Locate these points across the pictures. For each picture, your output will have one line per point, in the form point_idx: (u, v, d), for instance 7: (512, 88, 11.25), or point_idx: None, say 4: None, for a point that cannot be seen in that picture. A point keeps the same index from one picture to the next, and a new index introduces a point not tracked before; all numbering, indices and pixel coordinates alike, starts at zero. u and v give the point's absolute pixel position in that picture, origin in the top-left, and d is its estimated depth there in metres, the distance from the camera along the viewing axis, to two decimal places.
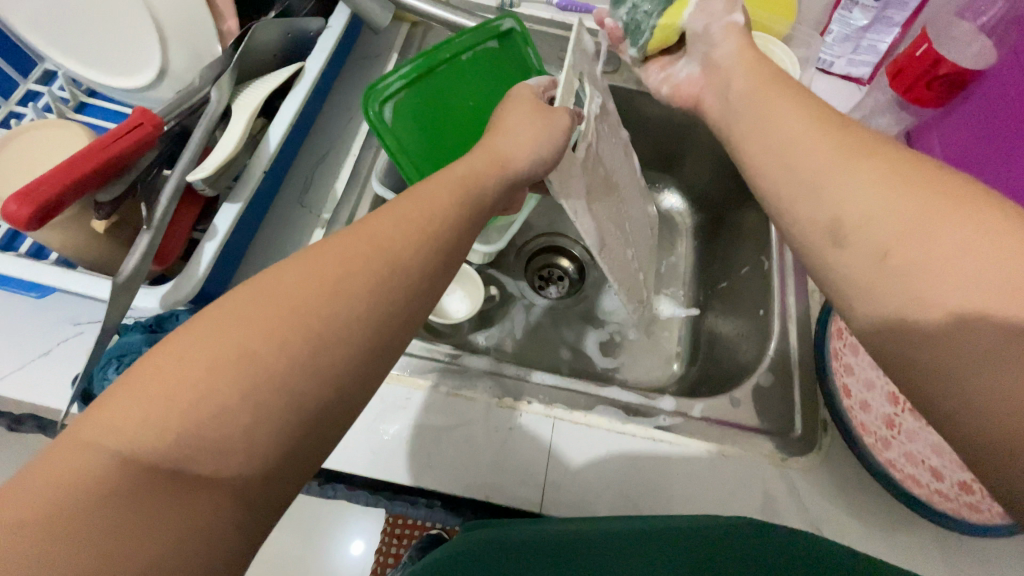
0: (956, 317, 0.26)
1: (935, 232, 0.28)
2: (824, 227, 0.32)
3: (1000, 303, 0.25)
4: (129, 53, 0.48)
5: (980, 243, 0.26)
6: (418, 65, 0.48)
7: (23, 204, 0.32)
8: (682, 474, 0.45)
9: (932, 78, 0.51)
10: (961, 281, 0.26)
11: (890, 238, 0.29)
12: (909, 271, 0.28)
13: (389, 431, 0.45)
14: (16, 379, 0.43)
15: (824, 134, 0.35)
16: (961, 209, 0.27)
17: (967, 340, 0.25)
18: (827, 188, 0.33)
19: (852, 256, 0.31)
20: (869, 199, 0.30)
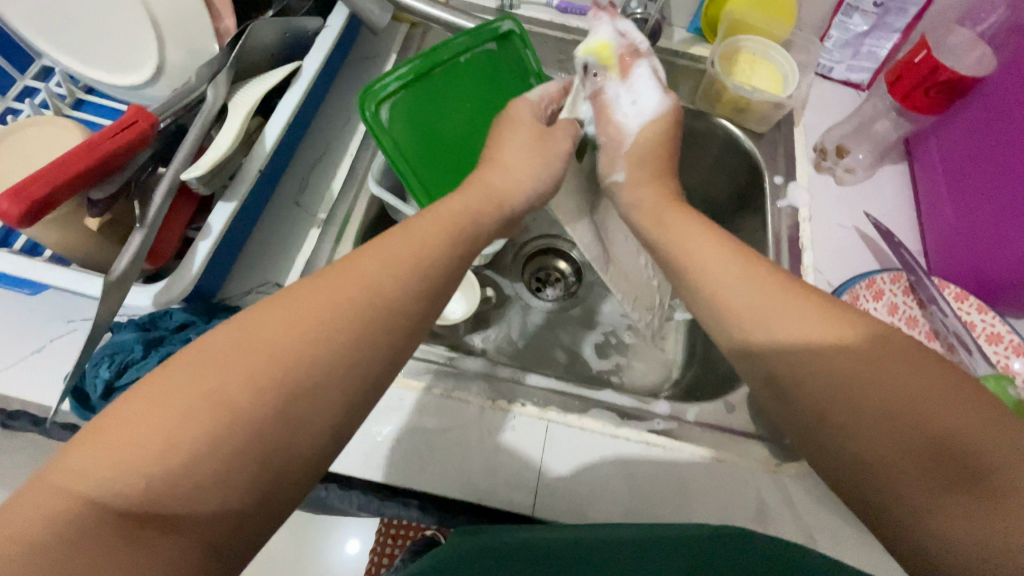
0: (905, 467, 0.28)
1: (856, 369, 0.31)
2: (763, 377, 0.35)
3: (936, 445, 0.28)
4: (125, 51, 0.48)
5: (904, 391, 0.29)
6: (415, 66, 0.48)
7: (13, 202, 0.31)
8: (678, 478, 0.44)
9: (930, 86, 0.51)
10: (900, 431, 0.29)
11: (826, 394, 0.31)
12: (841, 416, 0.31)
13: (382, 431, 0.45)
14: (9, 376, 0.43)
15: (744, 268, 0.38)
16: (878, 358, 0.31)
17: (911, 478, 0.28)
18: (755, 327, 0.35)
19: (790, 399, 0.33)
20: (798, 332, 0.33)
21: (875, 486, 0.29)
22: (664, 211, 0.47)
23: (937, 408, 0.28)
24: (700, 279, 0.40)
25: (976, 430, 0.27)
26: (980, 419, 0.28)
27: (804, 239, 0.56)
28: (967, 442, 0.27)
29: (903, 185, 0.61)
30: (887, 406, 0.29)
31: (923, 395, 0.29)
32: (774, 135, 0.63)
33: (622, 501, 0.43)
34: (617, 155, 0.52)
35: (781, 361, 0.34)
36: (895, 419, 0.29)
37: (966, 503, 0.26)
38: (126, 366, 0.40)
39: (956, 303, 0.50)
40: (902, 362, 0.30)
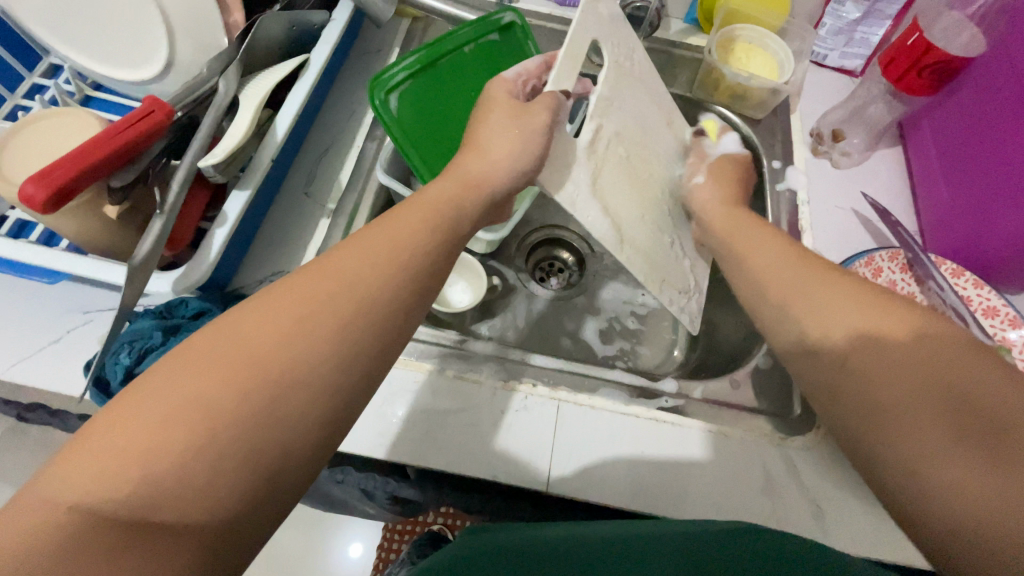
0: (911, 418, 0.31)
1: (885, 335, 0.35)
2: (794, 340, 0.39)
3: (943, 403, 0.31)
4: (134, 46, 0.49)
5: (922, 356, 0.33)
6: (421, 56, 0.49)
7: (40, 187, 0.32)
8: (685, 451, 0.46)
9: (922, 67, 0.52)
10: (912, 388, 0.32)
11: (852, 352, 0.35)
12: (862, 371, 0.34)
13: (396, 413, 0.45)
14: (26, 366, 0.44)
15: (786, 255, 0.43)
16: (908, 328, 0.34)
17: (925, 424, 0.31)
18: (795, 298, 0.40)
19: (823, 361, 0.37)
20: (833, 300, 0.37)
21: (891, 432, 0.32)
22: (731, 209, 0.49)
23: (952, 375, 0.32)
24: (748, 262, 0.44)
25: (994, 389, 0.30)
26: (998, 382, 0.31)
27: (804, 220, 0.57)
28: (985, 401, 0.30)
29: (897, 168, 0.62)
30: (914, 364, 0.33)
31: (943, 362, 0.32)
32: (771, 121, 0.64)
33: (645, 476, 0.44)
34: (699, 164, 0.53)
35: (814, 326, 0.38)
36: (911, 377, 0.32)
37: (978, 449, 0.29)
38: (144, 352, 0.41)
39: (953, 279, 0.52)
40: (929, 337, 0.34)
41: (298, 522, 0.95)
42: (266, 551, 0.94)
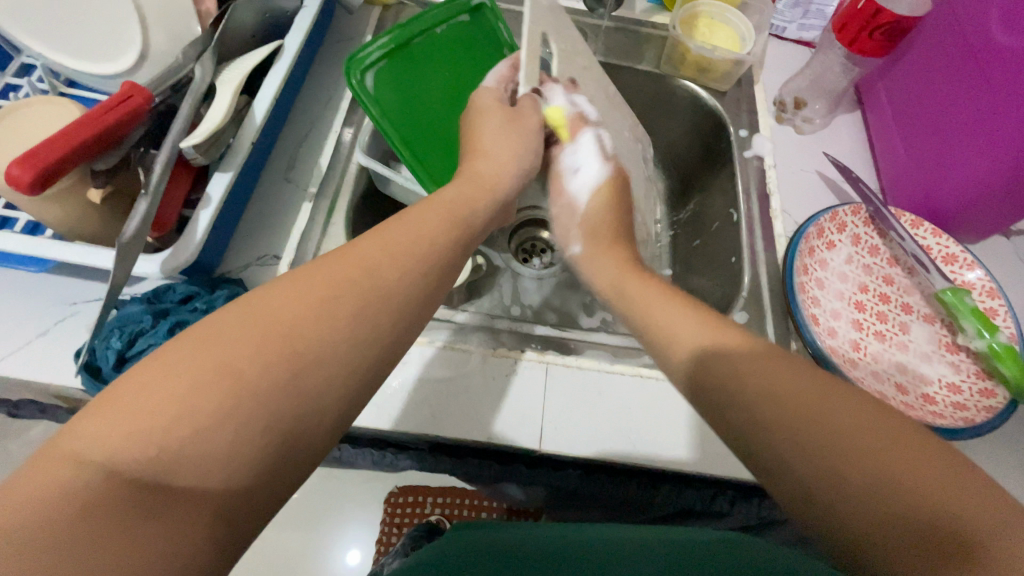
0: (898, 544, 0.25)
1: (835, 428, 0.28)
2: (740, 445, 0.31)
3: (920, 511, 0.25)
4: (107, 39, 0.49)
5: (883, 451, 0.27)
6: (395, 36, 0.50)
7: (24, 168, 0.33)
8: (671, 407, 0.47)
9: (873, 28, 0.55)
10: (885, 500, 0.26)
11: (805, 465, 0.28)
12: (826, 489, 0.27)
13: (392, 383, 0.47)
14: (18, 361, 0.43)
15: (715, 340, 0.35)
16: (848, 414, 0.29)
17: (902, 571, 0.24)
18: (719, 387, 0.33)
19: (778, 482, 0.29)
20: (772, 391, 0.31)
21: (855, 553, 0.26)
22: (629, 276, 0.44)
23: (918, 466, 0.26)
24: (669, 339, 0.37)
25: (958, 499, 0.25)
26: (961, 490, 0.25)
27: (771, 185, 0.59)
28: (954, 519, 0.24)
29: (858, 130, 0.65)
30: (877, 485, 0.26)
31: (897, 455, 0.26)
32: (736, 93, 0.66)
33: (629, 436, 0.46)
34: (571, 224, 0.53)
35: (749, 419, 0.31)
36: (879, 487, 0.26)
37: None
38: (137, 336, 0.41)
39: (913, 230, 0.54)
40: (866, 421, 0.28)
41: (294, 531, 0.94)
42: (262, 559, 0.93)
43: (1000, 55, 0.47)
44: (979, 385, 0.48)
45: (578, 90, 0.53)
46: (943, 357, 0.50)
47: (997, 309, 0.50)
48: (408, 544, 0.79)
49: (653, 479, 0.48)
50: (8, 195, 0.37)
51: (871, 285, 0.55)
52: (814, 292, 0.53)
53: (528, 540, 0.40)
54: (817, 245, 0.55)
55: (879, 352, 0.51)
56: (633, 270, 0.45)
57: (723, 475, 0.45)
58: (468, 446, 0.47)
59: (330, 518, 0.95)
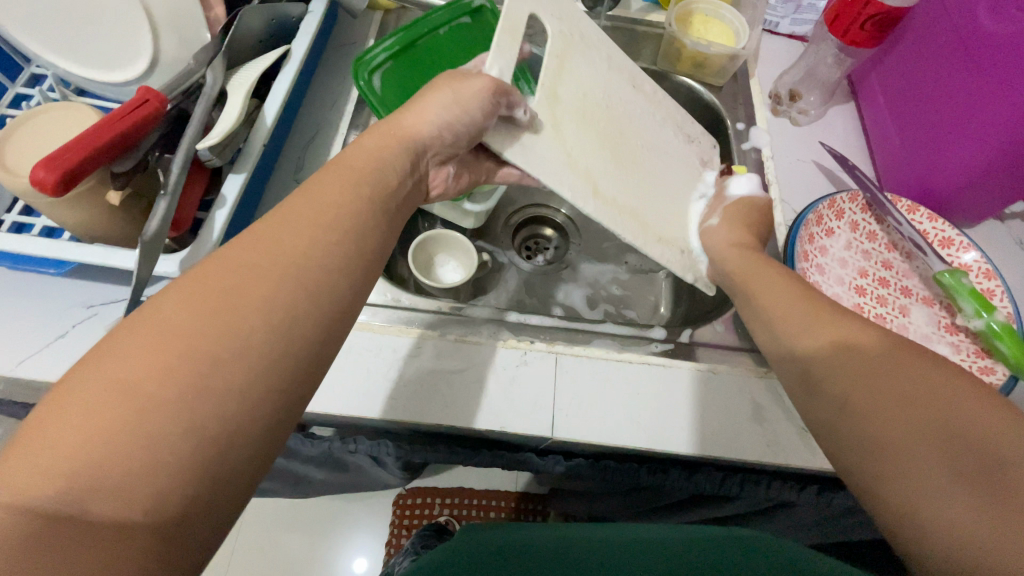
0: (913, 446, 0.29)
1: (880, 361, 0.33)
2: (797, 377, 0.37)
3: (940, 421, 0.29)
4: (117, 47, 0.50)
5: (916, 378, 0.32)
6: (400, 38, 0.52)
7: (49, 171, 0.34)
8: (677, 393, 0.48)
9: (864, 19, 0.57)
10: (907, 415, 0.30)
11: (848, 389, 0.33)
12: (862, 403, 0.32)
13: (404, 375, 0.48)
14: (36, 363, 0.44)
15: (795, 294, 0.40)
16: (896, 350, 0.34)
17: (916, 466, 0.29)
18: (792, 329, 0.39)
19: (822, 392, 0.35)
20: (852, 339, 0.35)
21: (886, 461, 0.30)
22: (755, 267, 0.45)
23: (945, 392, 0.30)
24: (756, 304, 0.42)
25: (990, 431, 0.28)
26: (1000, 428, 0.28)
27: (770, 175, 0.61)
28: (969, 433, 0.29)
29: (852, 121, 0.67)
30: (908, 401, 0.31)
31: (927, 384, 0.31)
32: (732, 87, 0.68)
33: (641, 421, 0.47)
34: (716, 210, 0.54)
35: (821, 357, 0.36)
36: (911, 404, 0.31)
37: (975, 491, 0.27)
38: None
39: (909, 215, 0.56)
40: (907, 358, 0.33)
41: (302, 537, 0.94)
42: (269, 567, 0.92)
43: (987, 42, 0.49)
44: (979, 363, 0.49)
45: (596, 74, 0.50)
46: (943, 337, 0.51)
47: (993, 290, 0.51)
48: (419, 544, 0.79)
49: (664, 462, 0.49)
50: (29, 198, 0.39)
51: (870, 270, 0.57)
52: (816, 277, 0.54)
53: (544, 538, 0.40)
54: (817, 232, 0.56)
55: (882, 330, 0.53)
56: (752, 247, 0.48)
57: (732, 457, 0.46)
58: (479, 435, 0.48)
59: (338, 524, 0.96)
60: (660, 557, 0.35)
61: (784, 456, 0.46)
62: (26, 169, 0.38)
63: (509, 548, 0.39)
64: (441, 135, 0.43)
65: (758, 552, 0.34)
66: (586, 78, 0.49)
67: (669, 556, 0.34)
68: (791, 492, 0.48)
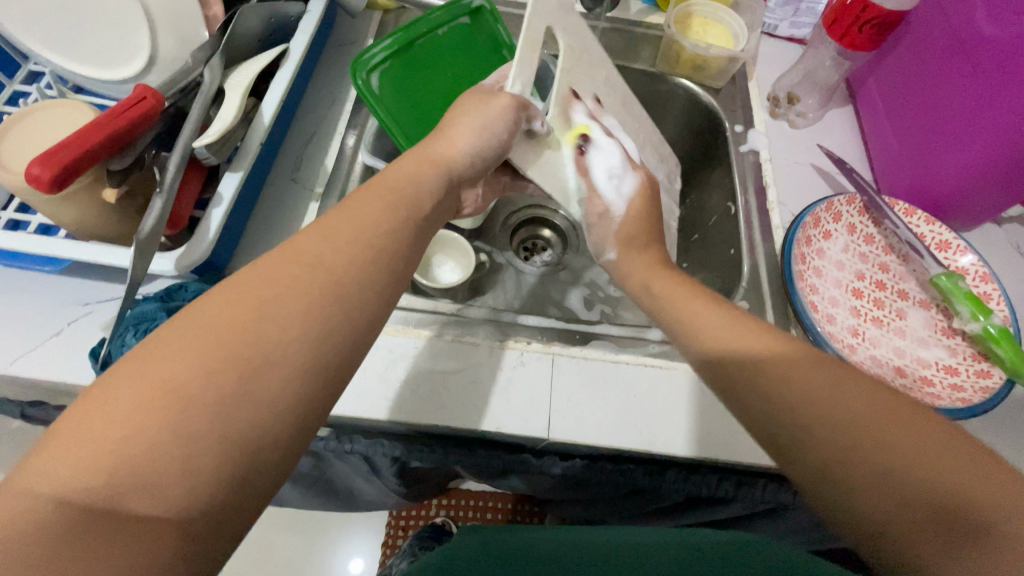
0: (909, 514, 0.27)
1: (859, 418, 0.30)
2: (765, 433, 0.32)
3: (935, 479, 0.27)
4: (115, 45, 0.50)
5: (899, 433, 0.29)
6: (399, 38, 0.51)
7: (45, 168, 0.34)
8: (671, 395, 0.48)
9: (862, 23, 0.57)
10: (897, 479, 0.27)
11: (829, 452, 0.29)
12: (849, 468, 0.29)
13: (401, 376, 0.48)
14: (32, 360, 0.44)
15: (744, 330, 0.36)
16: (867, 401, 0.30)
17: (917, 540, 0.26)
18: (749, 378, 0.34)
19: (795, 453, 0.31)
20: (807, 391, 0.31)
21: (880, 539, 0.27)
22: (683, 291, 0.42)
23: (930, 441, 0.28)
24: (700, 343, 0.38)
25: (983, 488, 0.26)
26: (992, 480, 0.26)
27: (768, 178, 0.61)
28: (964, 496, 0.26)
29: (850, 124, 0.67)
30: (895, 464, 0.28)
31: (910, 438, 0.28)
32: (731, 90, 0.68)
33: (637, 423, 0.47)
34: (608, 232, 0.49)
35: (788, 416, 0.31)
36: (899, 465, 0.28)
37: (974, 565, 0.25)
38: (150, 331, 0.41)
39: (907, 218, 0.56)
40: (882, 408, 0.30)
41: (300, 537, 0.94)
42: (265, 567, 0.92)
43: (985, 46, 0.49)
44: (975, 367, 0.49)
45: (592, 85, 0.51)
46: (940, 341, 0.51)
47: (990, 293, 0.51)
48: (416, 545, 0.79)
49: (660, 463, 0.49)
50: (26, 195, 0.39)
51: (867, 273, 0.57)
52: (813, 280, 0.54)
53: (537, 544, 0.39)
54: (814, 235, 0.56)
55: (877, 337, 0.52)
56: (664, 268, 0.45)
57: (729, 459, 0.46)
58: (474, 436, 0.48)
59: (335, 525, 0.95)
60: (653, 561, 0.34)
61: None
62: (23, 166, 0.38)
63: (503, 555, 0.38)
64: (471, 157, 0.42)
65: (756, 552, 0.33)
66: (589, 92, 0.50)
67: (662, 561, 0.34)
68: (787, 495, 0.48)
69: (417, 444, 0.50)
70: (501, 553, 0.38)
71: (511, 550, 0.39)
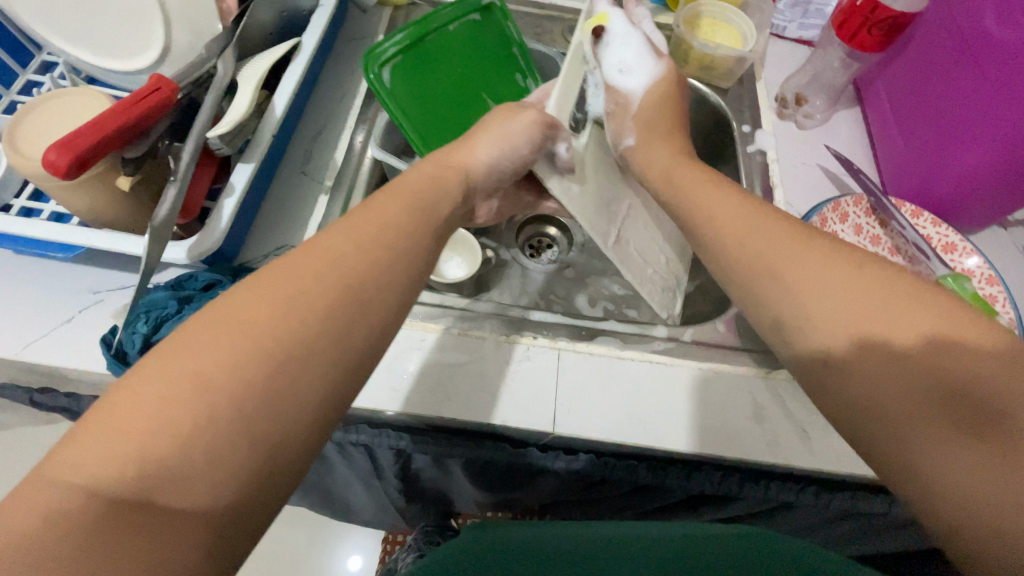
0: (911, 397, 0.27)
1: (876, 314, 0.30)
2: (772, 326, 0.34)
3: (947, 367, 0.27)
4: (128, 36, 0.50)
5: (918, 325, 0.29)
6: (411, 33, 0.52)
7: (62, 154, 0.35)
8: (673, 391, 0.49)
9: (872, 23, 0.57)
10: (896, 368, 0.28)
11: (837, 343, 0.30)
12: (854, 359, 0.30)
13: (408, 368, 0.48)
14: (44, 347, 0.44)
15: (772, 234, 0.36)
16: (893, 299, 0.30)
17: (915, 427, 0.27)
18: (768, 281, 0.34)
19: (804, 342, 0.32)
20: (827, 286, 0.32)
21: (894, 438, 0.28)
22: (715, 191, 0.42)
23: (943, 336, 0.28)
24: (719, 264, 0.38)
25: (995, 380, 0.26)
26: (1005, 376, 0.26)
27: (775, 177, 0.61)
28: (973, 388, 0.26)
29: (857, 126, 0.67)
30: (903, 357, 0.28)
31: (928, 330, 0.28)
32: (739, 90, 0.68)
33: (641, 416, 0.47)
34: (626, 119, 0.50)
35: (804, 310, 0.32)
36: (908, 360, 0.28)
37: (976, 448, 0.25)
38: (161, 321, 0.42)
39: (913, 219, 0.56)
40: (906, 303, 0.30)
41: (301, 532, 0.95)
42: (265, 562, 0.92)
43: (994, 48, 0.49)
44: None
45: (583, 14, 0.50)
46: None
47: (995, 296, 0.52)
48: (421, 540, 0.80)
49: (663, 459, 0.49)
50: (42, 183, 0.39)
51: None
52: None
53: (539, 540, 0.40)
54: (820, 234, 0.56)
55: None
56: (687, 158, 0.46)
57: (732, 456, 0.46)
58: (478, 428, 0.48)
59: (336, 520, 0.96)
60: (647, 554, 0.35)
61: (786, 455, 0.46)
62: (38, 154, 0.39)
63: (507, 550, 0.39)
64: (489, 168, 0.44)
65: (755, 544, 0.33)
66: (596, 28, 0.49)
67: (664, 550, 0.35)
68: (789, 494, 0.49)
69: (423, 435, 0.50)
70: (511, 549, 0.39)
71: (511, 545, 0.39)
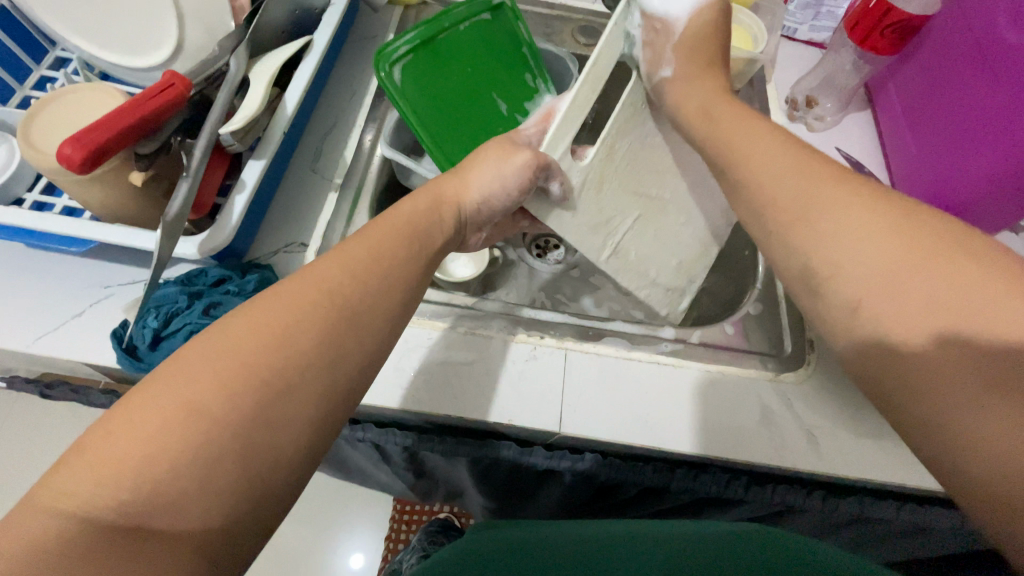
0: (941, 353, 0.26)
1: (914, 270, 0.28)
2: (798, 275, 0.33)
3: (982, 322, 0.25)
4: (142, 33, 0.50)
5: (960, 281, 0.27)
6: (421, 31, 0.52)
7: (77, 149, 0.35)
8: (682, 392, 0.48)
9: (884, 26, 0.57)
10: (924, 320, 0.27)
11: (859, 292, 0.29)
12: (880, 310, 0.29)
13: (415, 366, 0.48)
14: (55, 340, 0.45)
15: (803, 188, 0.34)
16: (936, 258, 0.28)
17: (947, 384, 0.25)
18: (803, 235, 0.33)
19: (827, 289, 0.31)
20: (849, 239, 0.31)
21: (922, 396, 0.26)
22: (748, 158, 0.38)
23: (981, 291, 0.26)
24: None
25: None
26: None
27: None
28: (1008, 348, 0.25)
29: (867, 129, 0.67)
30: (937, 310, 0.27)
31: (965, 287, 0.27)
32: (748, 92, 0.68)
33: (649, 417, 0.47)
34: (666, 47, 0.46)
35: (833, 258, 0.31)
36: (943, 314, 0.27)
37: (1006, 406, 0.24)
38: (172, 315, 0.42)
39: None
40: (943, 260, 0.28)
41: (305, 528, 0.95)
42: (269, 559, 0.93)
43: (1008, 52, 0.49)
44: None
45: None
46: None
47: None
48: (424, 540, 0.81)
49: (670, 461, 0.49)
50: (55, 178, 0.39)
51: None
52: None
53: (550, 540, 0.39)
54: None
55: None
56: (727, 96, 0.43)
57: (739, 459, 0.46)
58: (485, 427, 0.48)
59: (339, 518, 0.96)
60: (657, 555, 0.34)
61: (794, 459, 0.46)
62: (53, 149, 0.39)
63: (515, 549, 0.38)
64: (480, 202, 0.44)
65: (763, 544, 0.33)
66: None
67: (677, 551, 0.34)
68: (796, 498, 0.48)
69: (430, 434, 0.50)
70: (523, 549, 0.38)
71: (516, 544, 0.39)
